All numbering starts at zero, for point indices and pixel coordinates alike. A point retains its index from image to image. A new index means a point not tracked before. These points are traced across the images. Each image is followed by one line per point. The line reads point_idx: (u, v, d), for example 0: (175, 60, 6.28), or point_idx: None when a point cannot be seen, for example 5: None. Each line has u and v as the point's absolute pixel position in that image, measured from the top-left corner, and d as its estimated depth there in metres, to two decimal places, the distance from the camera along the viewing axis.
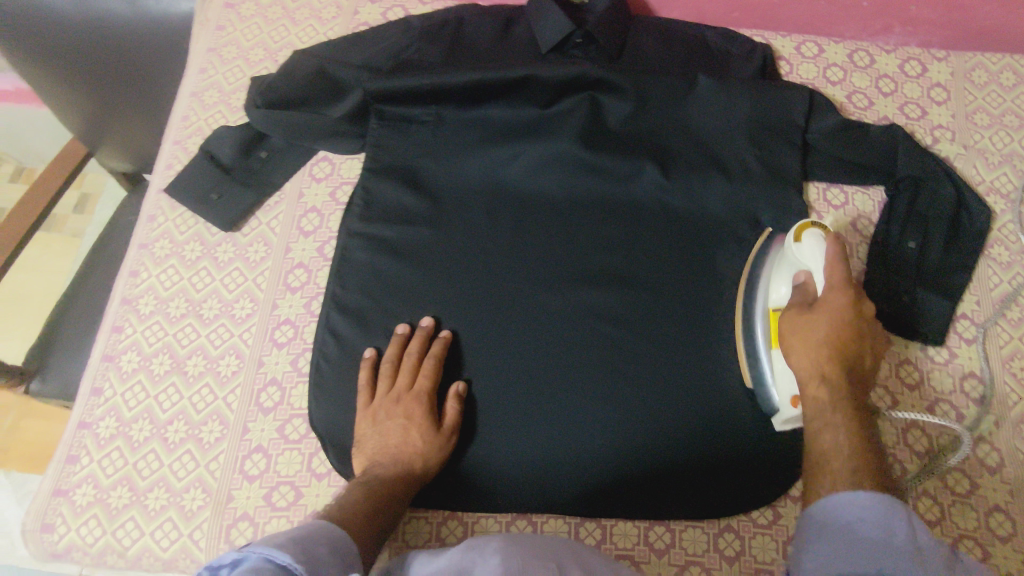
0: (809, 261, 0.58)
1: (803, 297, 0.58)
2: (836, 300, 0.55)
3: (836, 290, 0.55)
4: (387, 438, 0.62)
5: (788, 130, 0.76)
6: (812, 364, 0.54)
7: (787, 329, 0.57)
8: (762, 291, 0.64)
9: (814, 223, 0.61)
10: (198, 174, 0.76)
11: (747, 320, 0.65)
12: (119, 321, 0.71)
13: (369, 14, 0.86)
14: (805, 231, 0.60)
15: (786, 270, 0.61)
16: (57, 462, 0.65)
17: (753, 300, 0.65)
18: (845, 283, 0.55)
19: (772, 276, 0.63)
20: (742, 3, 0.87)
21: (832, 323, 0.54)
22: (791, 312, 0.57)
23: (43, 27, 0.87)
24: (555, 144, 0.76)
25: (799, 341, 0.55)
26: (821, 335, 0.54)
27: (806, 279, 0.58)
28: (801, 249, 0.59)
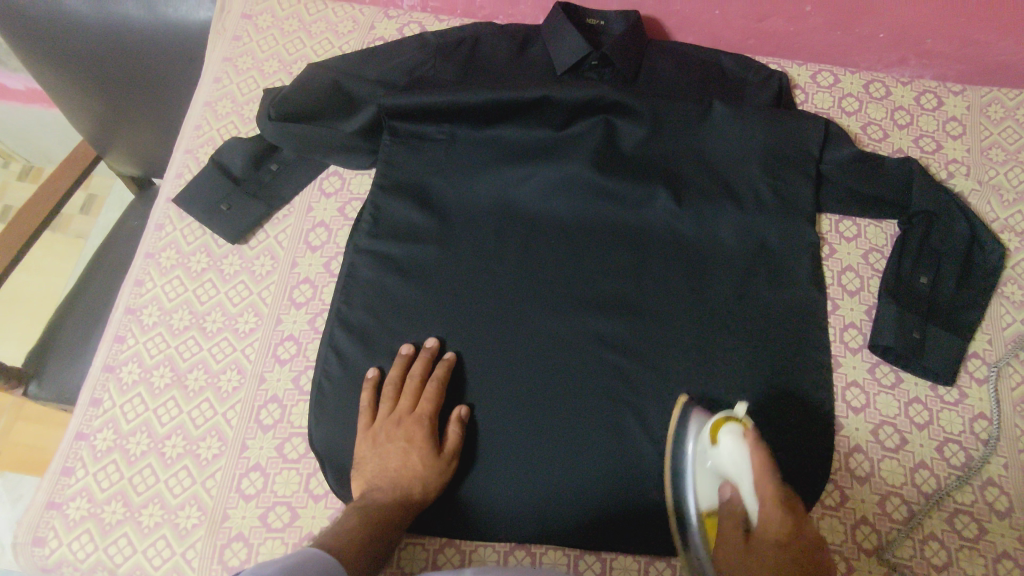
0: (734, 466, 0.57)
1: (735, 523, 0.56)
2: (776, 523, 0.52)
3: (773, 540, 0.52)
4: (386, 461, 0.61)
5: (803, 161, 0.75)
6: (762, 554, 0.52)
7: (732, 560, 0.54)
8: (690, 488, 0.61)
9: (730, 417, 0.60)
10: (208, 185, 0.76)
11: (678, 513, 0.62)
12: (122, 331, 0.70)
13: (385, 29, 0.86)
14: (723, 428, 0.59)
15: (712, 483, 0.60)
16: (52, 474, 0.64)
17: (682, 492, 0.62)
18: (781, 510, 0.52)
19: (697, 480, 0.61)
20: (759, 30, 0.87)
21: (773, 564, 0.51)
22: (727, 545, 0.55)
23: (58, 29, 0.87)
24: (567, 167, 0.75)
25: (743, 557, 0.53)
26: (761, 572, 0.51)
27: (732, 490, 0.57)
28: (722, 451, 0.58)
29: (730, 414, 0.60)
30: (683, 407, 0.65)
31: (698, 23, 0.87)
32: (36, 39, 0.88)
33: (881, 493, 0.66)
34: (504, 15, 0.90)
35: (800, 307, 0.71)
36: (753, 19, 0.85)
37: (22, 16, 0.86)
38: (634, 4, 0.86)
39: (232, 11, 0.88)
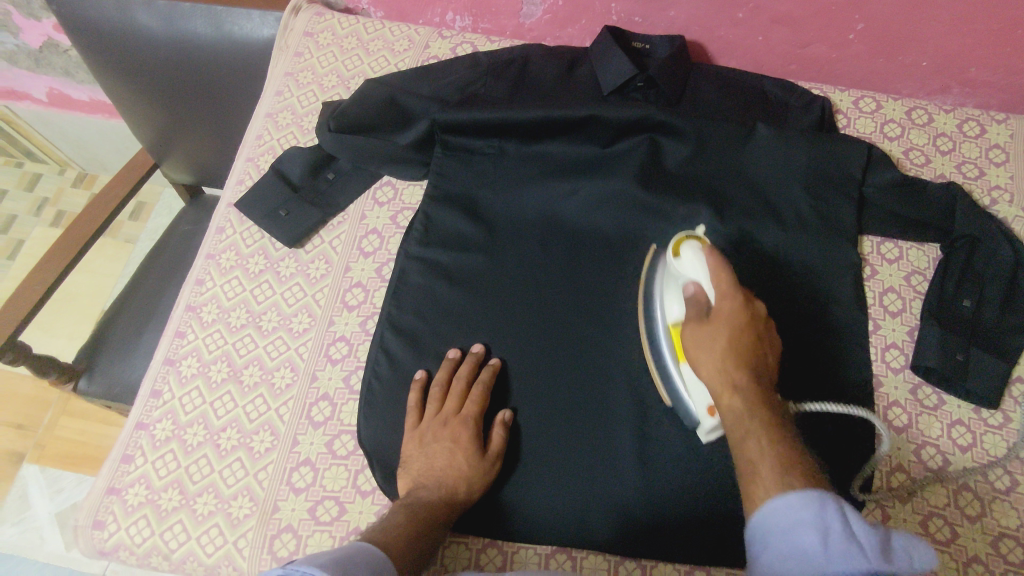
0: (694, 274, 0.59)
1: (697, 318, 0.56)
2: (729, 305, 0.54)
3: (728, 300, 0.54)
4: (433, 460, 0.62)
5: (845, 182, 0.77)
6: (721, 378, 0.52)
7: (693, 351, 0.55)
8: (658, 306, 0.65)
9: (691, 236, 0.62)
10: (269, 190, 0.79)
11: (652, 339, 0.66)
12: (182, 327, 0.73)
13: (439, 49, 0.90)
14: (683, 245, 0.61)
15: (676, 288, 0.62)
16: (113, 460, 0.67)
17: (654, 320, 0.66)
18: (733, 290, 0.55)
19: (664, 292, 0.64)
20: (801, 57, 0.89)
21: (729, 339, 0.53)
22: (690, 325, 0.56)
23: (131, 43, 0.92)
24: (613, 183, 0.77)
25: (706, 357, 0.53)
26: (725, 339, 0.53)
27: (694, 288, 0.58)
28: (681, 263, 0.60)
29: (691, 235, 0.62)
30: (654, 254, 0.70)
31: (741, 49, 0.90)
32: (108, 51, 0.94)
33: (923, 513, 0.65)
34: (552, 37, 0.95)
35: (842, 325, 0.72)
36: (796, 46, 0.88)
37: (98, 29, 0.91)
38: (679, 29, 0.89)
39: (295, 27, 0.92)
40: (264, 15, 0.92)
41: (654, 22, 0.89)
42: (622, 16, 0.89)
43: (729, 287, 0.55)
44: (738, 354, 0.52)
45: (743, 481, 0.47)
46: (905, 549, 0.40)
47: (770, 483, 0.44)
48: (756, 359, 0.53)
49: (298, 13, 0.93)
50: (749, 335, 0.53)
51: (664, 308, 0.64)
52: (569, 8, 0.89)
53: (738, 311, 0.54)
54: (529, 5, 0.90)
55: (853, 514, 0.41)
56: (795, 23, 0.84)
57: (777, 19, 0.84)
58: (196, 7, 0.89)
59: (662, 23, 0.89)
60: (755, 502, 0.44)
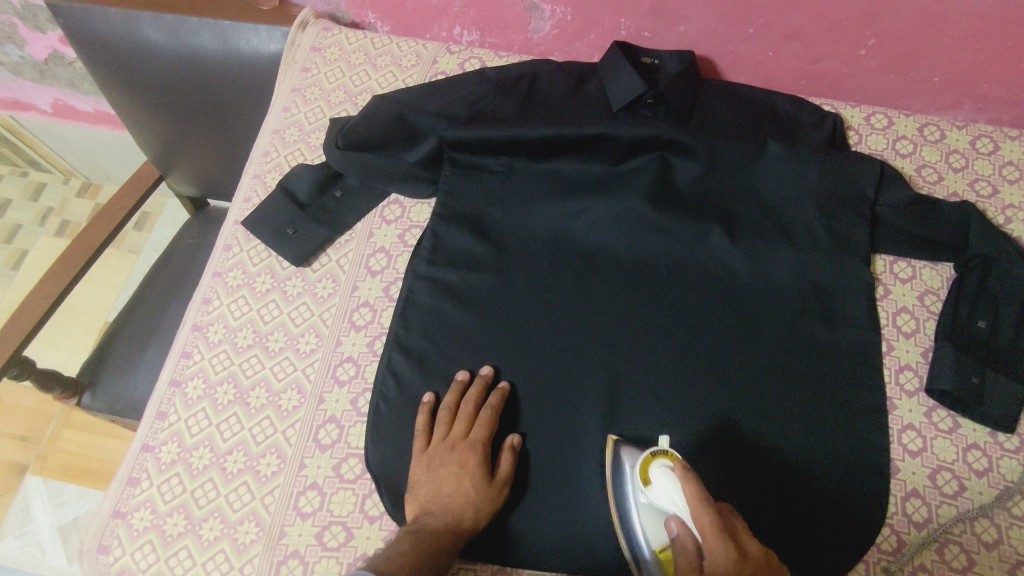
0: (671, 504, 0.55)
1: (688, 565, 0.49)
2: (721, 563, 0.46)
3: (720, 545, 0.47)
4: (440, 486, 0.61)
5: (858, 202, 0.76)
6: None
7: None
8: (638, 530, 0.60)
9: (658, 454, 0.58)
10: (276, 208, 0.79)
11: (631, 544, 0.60)
12: (189, 347, 0.72)
13: (447, 64, 0.89)
14: (652, 468, 0.57)
15: (661, 525, 0.58)
16: (118, 483, 0.66)
17: (630, 526, 0.60)
18: (722, 539, 0.47)
19: (646, 523, 0.59)
20: (812, 72, 0.89)
21: None
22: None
23: (137, 57, 0.91)
24: (623, 202, 0.77)
25: None
26: None
27: (678, 527, 0.51)
28: (654, 491, 0.57)
29: (655, 449, 0.59)
30: (612, 450, 0.65)
31: (751, 64, 0.89)
32: (115, 65, 0.93)
33: (939, 539, 0.64)
34: (560, 51, 0.95)
35: (856, 348, 0.71)
36: (807, 61, 0.87)
37: (105, 43, 0.90)
38: (689, 45, 0.89)
39: (304, 43, 0.91)
40: (272, 29, 0.90)
41: (663, 37, 0.88)
42: (631, 31, 0.88)
43: (715, 532, 0.48)
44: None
45: None
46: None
47: None
48: None
49: (306, 28, 0.91)
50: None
51: (643, 530, 0.59)
52: (578, 23, 0.89)
53: (734, 574, 0.46)
54: (538, 20, 0.89)
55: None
56: (806, 38, 0.84)
57: (788, 35, 0.84)
58: (203, 22, 0.89)
59: (672, 38, 0.88)
60: None
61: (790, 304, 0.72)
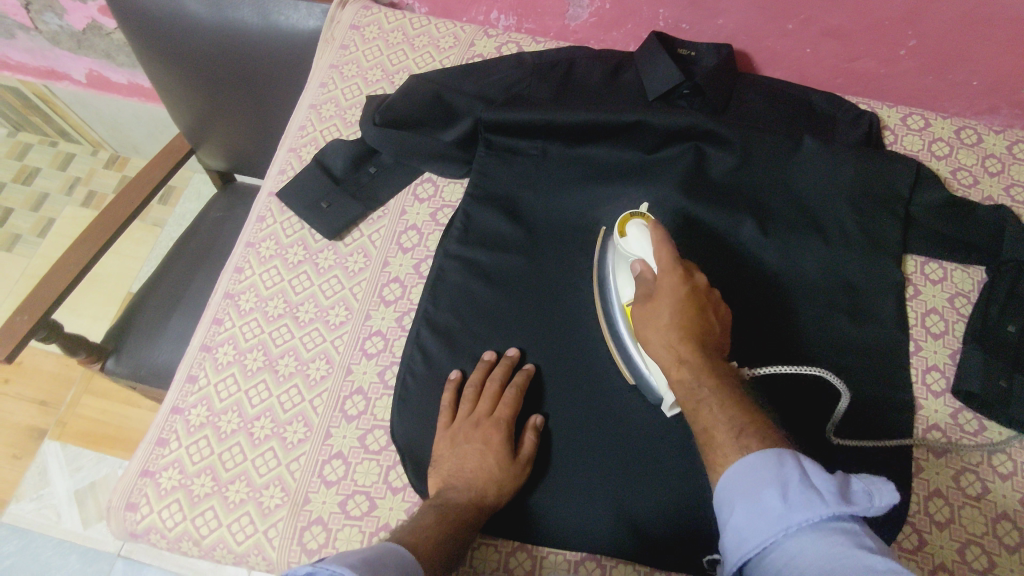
0: (639, 251, 0.65)
1: (645, 290, 0.61)
2: (669, 279, 0.59)
3: (670, 274, 0.59)
4: (465, 461, 0.62)
5: (892, 200, 0.75)
6: (665, 341, 0.57)
7: (643, 330, 0.60)
8: (612, 289, 0.68)
9: (633, 215, 0.67)
10: (311, 181, 0.80)
11: (608, 312, 0.68)
12: (220, 314, 0.74)
13: (484, 47, 0.90)
14: (629, 225, 0.66)
15: (627, 274, 0.67)
16: (148, 443, 0.68)
17: (608, 302, 0.69)
18: (674, 269, 0.59)
19: (616, 279, 0.68)
20: (849, 71, 0.88)
21: (676, 296, 0.58)
22: (640, 308, 0.61)
23: (177, 28, 0.92)
24: (656, 190, 0.77)
25: (651, 330, 0.58)
26: (676, 300, 0.58)
27: (640, 265, 0.63)
28: (629, 241, 0.66)
29: (633, 214, 0.68)
30: (603, 236, 0.73)
31: (788, 60, 0.89)
32: (155, 35, 0.94)
33: (961, 540, 0.64)
34: (596, 40, 0.95)
35: (884, 345, 0.70)
36: (845, 60, 0.87)
37: (146, 13, 0.91)
38: (727, 38, 0.89)
39: (343, 20, 0.92)
40: (312, 6, 0.91)
41: (701, 29, 0.88)
42: (669, 23, 0.89)
43: (668, 255, 0.60)
44: (682, 318, 0.57)
45: (705, 437, 0.51)
46: (864, 490, 0.44)
47: (727, 442, 0.49)
48: (703, 325, 0.56)
49: (346, 6, 0.93)
50: (691, 298, 0.58)
51: (618, 285, 0.67)
52: (616, 12, 0.89)
53: (679, 286, 0.58)
54: (576, 7, 0.90)
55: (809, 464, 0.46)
56: (845, 36, 0.84)
57: (826, 32, 0.84)
58: None
59: (710, 31, 0.88)
60: (718, 467, 0.49)
61: (820, 298, 0.72)
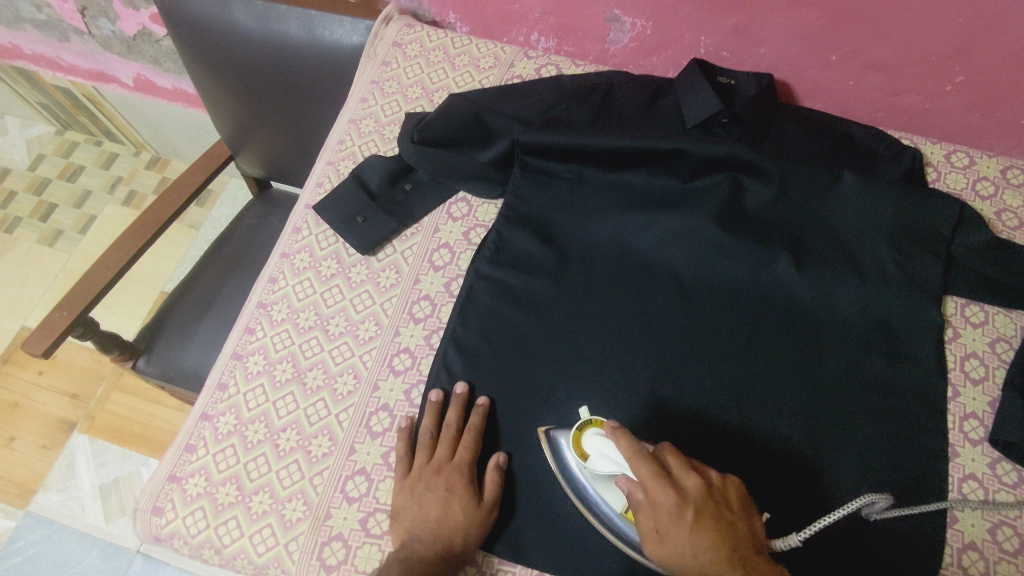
0: (609, 463, 0.57)
1: (643, 519, 0.52)
2: (665, 498, 0.51)
3: (665, 490, 0.51)
4: (425, 510, 0.61)
5: (933, 239, 0.74)
6: (705, 575, 0.48)
7: (666, 564, 0.50)
8: (575, 465, 0.60)
9: (582, 424, 0.61)
10: (347, 195, 0.81)
11: (566, 476, 0.60)
12: (252, 323, 0.75)
13: (524, 68, 0.90)
14: (587, 441, 0.59)
15: (611, 487, 0.58)
16: (176, 449, 0.69)
17: (563, 462, 0.61)
18: (662, 486, 0.51)
19: (597, 489, 0.59)
20: (892, 105, 0.87)
21: (699, 530, 0.49)
22: (647, 546, 0.51)
23: (224, 39, 0.94)
24: (691, 219, 0.76)
25: (677, 568, 0.49)
26: (694, 537, 0.49)
27: (626, 483, 0.54)
28: (591, 455, 0.58)
29: (581, 423, 0.61)
30: (547, 440, 0.63)
31: (829, 92, 0.88)
32: (202, 45, 0.96)
33: None
34: (635, 64, 0.95)
35: (919, 388, 0.69)
36: (888, 93, 0.86)
37: (196, 23, 0.94)
38: (768, 68, 0.88)
39: (386, 37, 0.93)
40: (356, 22, 0.92)
41: (743, 58, 0.88)
42: (709, 50, 0.88)
43: (653, 478, 0.51)
44: (716, 550, 0.49)
45: None
46: None
47: None
48: (727, 537, 0.49)
49: (389, 23, 0.94)
50: (705, 518, 0.50)
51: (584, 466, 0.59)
52: (657, 37, 0.89)
53: (684, 511, 0.50)
54: (617, 31, 0.91)
55: None
56: (889, 70, 0.82)
57: (871, 65, 0.83)
58: (290, 10, 0.91)
59: (751, 60, 0.88)
60: None
61: (854, 337, 0.71)
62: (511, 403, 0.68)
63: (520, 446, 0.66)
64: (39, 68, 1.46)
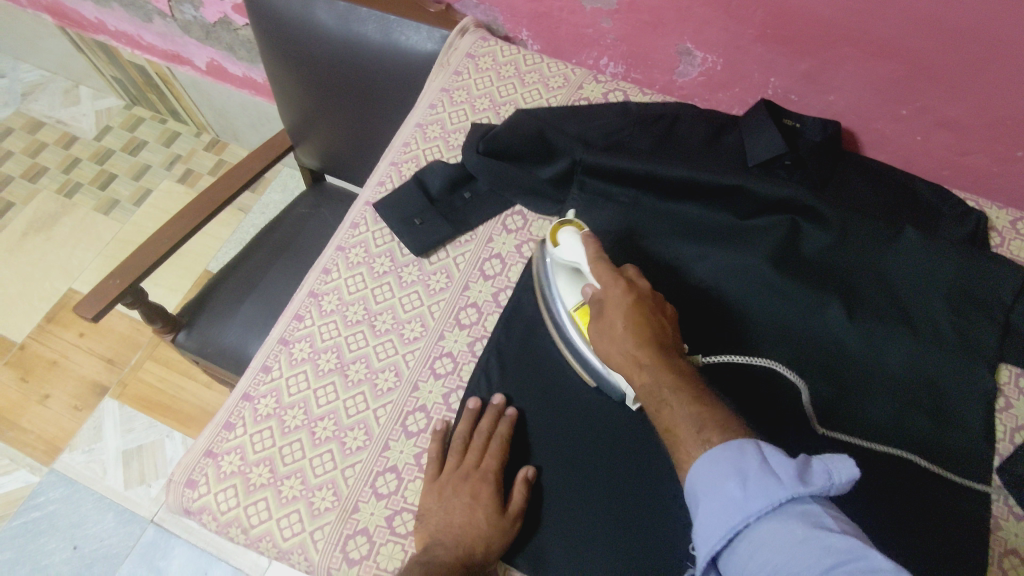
0: (574, 257, 0.68)
1: (597, 298, 0.64)
2: (614, 288, 0.63)
3: (610, 287, 0.63)
4: (451, 516, 0.61)
5: (991, 305, 0.72)
6: (624, 356, 0.59)
7: (603, 347, 0.62)
8: (555, 295, 0.70)
9: (564, 223, 0.71)
10: (407, 196, 0.82)
11: (546, 298, 0.71)
12: (301, 311, 0.76)
13: (591, 91, 0.91)
14: (562, 232, 0.70)
15: (572, 281, 0.69)
16: (215, 425, 0.70)
17: (547, 290, 0.71)
18: (614, 280, 0.63)
19: (559, 286, 0.70)
20: (959, 165, 0.86)
21: (631, 310, 0.61)
22: (591, 323, 0.64)
23: (303, 34, 0.98)
24: (746, 257, 0.76)
25: (609, 339, 0.61)
26: (627, 307, 0.61)
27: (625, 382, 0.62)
28: (562, 247, 0.69)
29: (563, 221, 0.72)
30: (535, 249, 0.75)
31: (896, 146, 0.88)
32: (281, 38, 1.00)
33: None
34: (701, 98, 0.96)
35: (967, 455, 0.67)
36: (956, 153, 0.85)
37: (279, 17, 0.97)
38: (835, 115, 0.88)
39: (460, 47, 0.95)
40: (433, 31, 0.95)
41: (811, 103, 0.88)
42: (778, 92, 0.89)
43: (604, 278, 0.64)
44: (639, 323, 0.60)
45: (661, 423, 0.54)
46: (824, 469, 0.45)
47: (694, 432, 0.51)
48: (654, 332, 0.60)
49: (464, 35, 0.96)
50: (638, 311, 0.61)
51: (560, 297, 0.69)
52: (726, 74, 0.90)
53: (624, 296, 0.62)
54: (687, 64, 0.92)
55: (770, 451, 0.47)
56: (961, 130, 0.82)
57: (941, 123, 0.82)
58: (370, 13, 0.94)
59: (819, 106, 0.88)
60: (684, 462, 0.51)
61: (900, 392, 0.70)
62: (547, 418, 0.67)
63: (552, 463, 0.65)
64: (119, 44, 1.52)
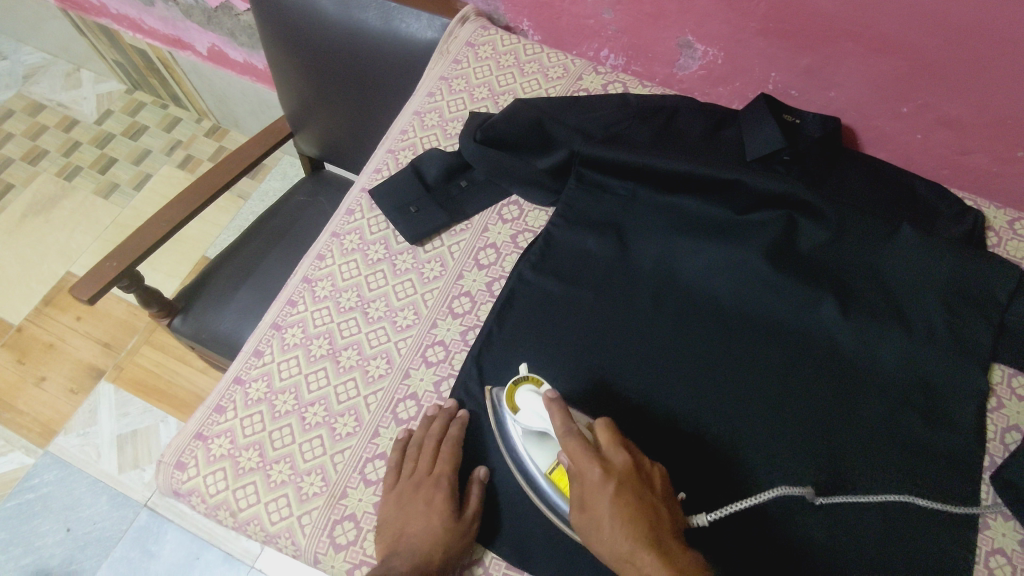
0: (539, 424, 0.59)
1: (579, 471, 0.55)
2: (591, 470, 0.54)
3: (587, 461, 0.55)
4: (408, 523, 0.60)
5: (987, 306, 0.72)
6: (619, 549, 0.52)
7: (591, 538, 0.54)
8: (523, 456, 0.61)
9: (519, 381, 0.62)
10: (403, 184, 0.82)
11: (511, 451, 0.62)
12: (295, 296, 0.76)
13: (591, 82, 0.91)
14: (518, 398, 0.61)
15: (540, 445, 0.60)
16: (206, 409, 0.70)
17: (510, 438, 0.62)
18: (590, 459, 0.55)
19: (528, 450, 0.60)
20: (958, 164, 0.86)
21: (620, 492, 0.53)
22: (573, 513, 0.55)
23: (304, 20, 0.97)
24: (741, 252, 0.75)
25: (597, 541, 0.53)
26: (609, 509, 0.52)
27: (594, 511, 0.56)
28: (523, 412, 0.60)
29: (518, 377, 0.63)
30: (491, 403, 0.65)
31: (896, 144, 0.87)
32: (281, 23, 0.99)
33: None
34: (701, 92, 0.96)
35: (956, 455, 0.67)
36: (956, 151, 0.84)
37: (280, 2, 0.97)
38: (835, 112, 0.87)
39: (460, 36, 0.95)
40: (433, 19, 0.95)
41: (811, 98, 0.87)
42: (778, 87, 0.88)
43: (581, 444, 0.55)
44: (628, 511, 0.52)
45: None
46: None
47: None
48: (646, 516, 0.52)
49: (465, 23, 0.95)
50: (627, 496, 0.53)
51: (532, 442, 0.60)
52: (726, 69, 0.90)
53: (605, 484, 0.53)
54: (687, 57, 0.91)
55: None
56: (961, 128, 0.81)
57: (942, 121, 0.82)
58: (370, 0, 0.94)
59: (819, 101, 0.87)
60: None
61: (892, 389, 0.69)
62: None
63: None
64: (121, 28, 1.52)
